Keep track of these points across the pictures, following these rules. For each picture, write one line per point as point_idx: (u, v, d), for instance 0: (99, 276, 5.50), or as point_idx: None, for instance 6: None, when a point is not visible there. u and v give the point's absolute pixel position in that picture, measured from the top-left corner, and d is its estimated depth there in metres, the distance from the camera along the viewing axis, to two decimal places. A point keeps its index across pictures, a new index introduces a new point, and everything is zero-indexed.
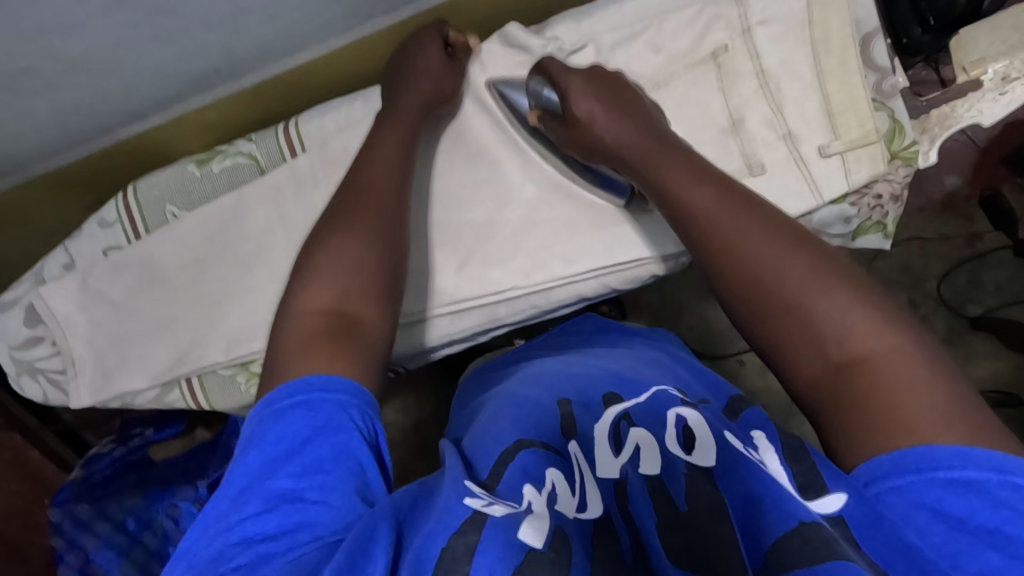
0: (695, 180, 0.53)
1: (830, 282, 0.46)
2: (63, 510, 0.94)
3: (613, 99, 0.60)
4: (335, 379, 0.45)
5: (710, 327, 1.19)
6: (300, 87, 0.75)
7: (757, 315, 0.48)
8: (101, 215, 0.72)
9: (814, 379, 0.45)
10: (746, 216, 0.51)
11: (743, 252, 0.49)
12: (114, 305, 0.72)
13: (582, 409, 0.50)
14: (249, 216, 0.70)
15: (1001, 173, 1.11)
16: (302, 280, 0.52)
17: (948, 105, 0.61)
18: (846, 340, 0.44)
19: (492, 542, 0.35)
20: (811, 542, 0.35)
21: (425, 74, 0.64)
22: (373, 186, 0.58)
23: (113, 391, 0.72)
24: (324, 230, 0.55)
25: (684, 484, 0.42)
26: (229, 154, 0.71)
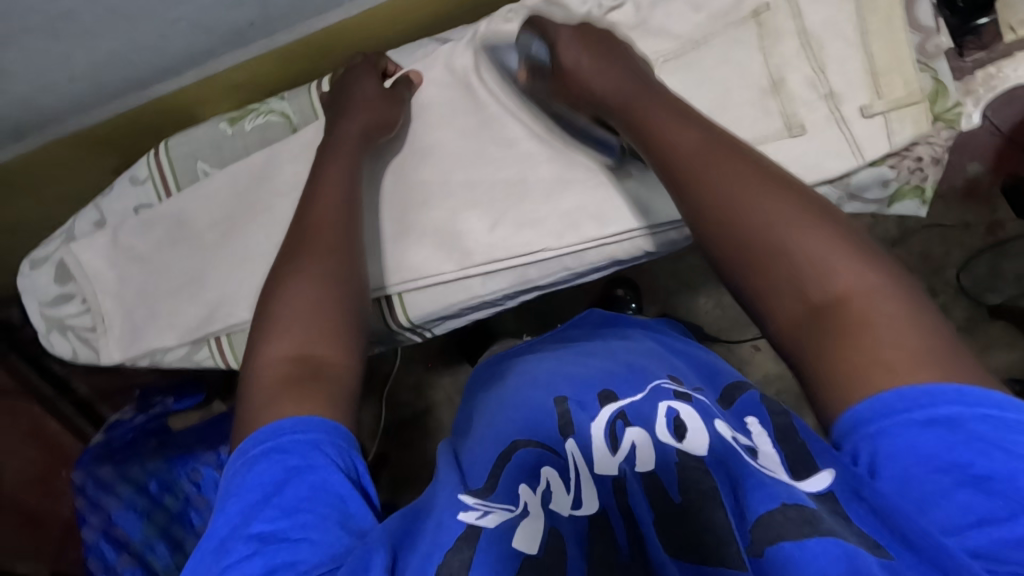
0: (681, 126, 0.50)
1: (818, 226, 0.42)
2: (86, 472, 0.95)
3: (598, 49, 0.59)
4: (312, 418, 0.43)
5: (727, 311, 1.18)
6: (331, 46, 0.75)
7: (733, 256, 0.44)
8: (133, 172, 0.72)
9: (793, 319, 0.41)
10: (733, 159, 0.47)
11: (729, 194, 0.45)
12: (145, 262, 0.72)
13: (579, 409, 0.49)
14: (280, 171, 0.70)
15: None
16: (262, 331, 0.49)
17: (994, 65, 0.60)
18: (823, 280, 0.40)
19: (485, 556, 0.38)
20: (795, 518, 0.35)
21: (381, 111, 0.65)
22: (323, 217, 0.56)
23: (143, 347, 0.72)
24: (274, 280, 0.52)
25: (675, 473, 0.42)
26: (262, 112, 0.71)
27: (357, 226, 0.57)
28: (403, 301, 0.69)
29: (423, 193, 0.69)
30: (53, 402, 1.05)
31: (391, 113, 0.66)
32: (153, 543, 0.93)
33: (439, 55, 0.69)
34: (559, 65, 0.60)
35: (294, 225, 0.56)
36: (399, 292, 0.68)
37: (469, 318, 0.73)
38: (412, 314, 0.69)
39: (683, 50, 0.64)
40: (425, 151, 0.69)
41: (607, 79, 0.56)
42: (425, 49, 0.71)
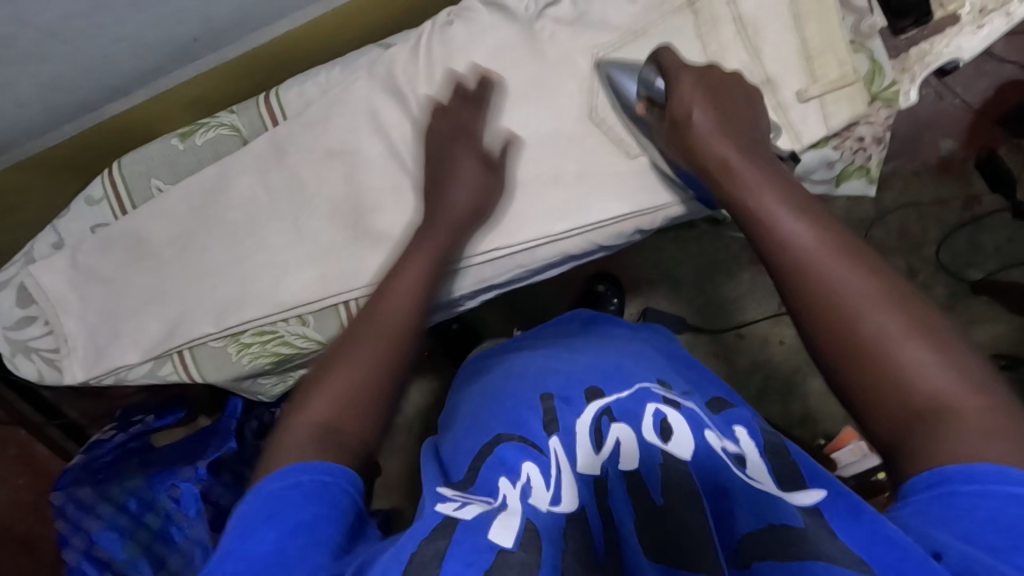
0: (795, 214, 0.47)
1: (929, 333, 0.39)
2: (65, 493, 0.95)
3: (722, 111, 0.55)
4: (326, 462, 0.41)
5: (709, 301, 1.19)
6: (279, 57, 0.75)
7: (828, 347, 0.42)
8: (87, 192, 0.73)
9: (887, 420, 0.38)
10: (849, 256, 0.43)
11: (842, 288, 0.42)
12: (105, 281, 0.73)
13: (562, 405, 0.50)
14: (235, 184, 0.70)
15: (996, 134, 1.10)
16: (308, 391, 0.47)
17: (927, 42, 0.60)
18: (927, 386, 0.37)
19: (461, 546, 0.34)
20: (783, 537, 0.34)
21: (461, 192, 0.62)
22: (398, 304, 0.53)
23: (106, 366, 0.72)
24: (340, 348, 0.50)
25: (659, 476, 0.41)
26: (211, 126, 0.72)
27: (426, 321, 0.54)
28: (361, 306, 0.69)
29: (373, 199, 0.68)
30: (41, 427, 1.07)
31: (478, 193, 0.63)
32: (137, 561, 0.93)
33: (381, 58, 0.69)
34: (675, 110, 0.56)
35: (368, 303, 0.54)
36: (357, 297, 0.69)
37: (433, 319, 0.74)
38: None
39: (622, 42, 0.64)
40: (376, 156, 0.68)
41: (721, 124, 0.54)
42: (369, 56, 0.70)
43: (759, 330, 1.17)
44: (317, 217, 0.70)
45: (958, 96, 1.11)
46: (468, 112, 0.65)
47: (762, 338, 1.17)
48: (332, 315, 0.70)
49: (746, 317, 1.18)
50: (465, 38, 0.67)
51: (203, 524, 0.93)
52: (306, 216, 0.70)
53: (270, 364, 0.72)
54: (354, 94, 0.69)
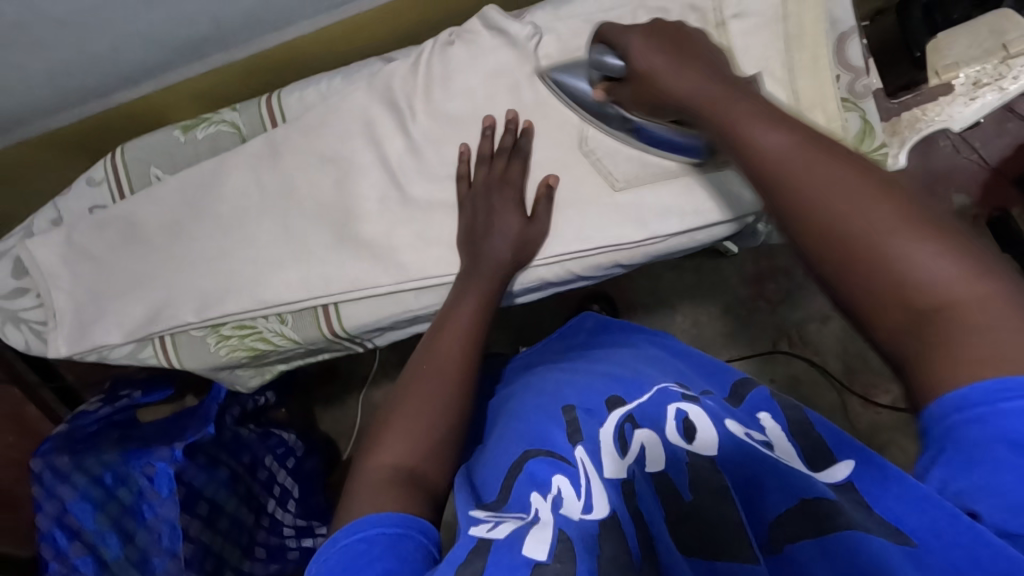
0: (765, 124, 0.43)
1: (921, 224, 0.37)
2: (45, 460, 0.97)
3: (671, 36, 0.54)
4: (393, 513, 0.44)
5: (703, 333, 1.19)
6: (287, 61, 0.77)
7: (829, 260, 0.38)
8: (89, 174, 0.75)
9: (899, 328, 0.36)
10: (826, 154, 0.40)
11: (827, 196, 0.39)
12: (98, 261, 0.75)
13: (585, 415, 0.52)
14: (229, 178, 0.72)
15: (1012, 194, 1.08)
16: (376, 437, 0.52)
17: (919, 108, 0.60)
18: (926, 277, 0.35)
19: (497, 567, 0.36)
20: (816, 514, 0.37)
21: (502, 245, 0.63)
22: (449, 353, 0.58)
23: (89, 344, 0.74)
24: (396, 395, 0.55)
25: (686, 474, 0.43)
26: (213, 121, 0.74)
27: (477, 358, 0.59)
28: (338, 311, 0.71)
29: (361, 206, 0.70)
30: (36, 388, 1.13)
31: (519, 239, 0.64)
32: (105, 534, 0.95)
33: (382, 71, 0.70)
34: (634, 65, 0.55)
35: (419, 349, 0.59)
36: (335, 302, 0.70)
37: (409, 329, 0.74)
38: (347, 325, 0.71)
39: None
40: (367, 165, 0.70)
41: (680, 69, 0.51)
42: (371, 68, 0.72)
43: (748, 366, 1.17)
44: (306, 219, 0.71)
45: (976, 152, 1.09)
46: (502, 163, 0.65)
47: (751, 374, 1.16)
48: (309, 316, 0.71)
49: (737, 352, 1.18)
50: (462, 61, 0.68)
51: (174, 504, 0.95)
52: (294, 217, 0.71)
53: (247, 358, 0.74)
54: (353, 103, 0.70)
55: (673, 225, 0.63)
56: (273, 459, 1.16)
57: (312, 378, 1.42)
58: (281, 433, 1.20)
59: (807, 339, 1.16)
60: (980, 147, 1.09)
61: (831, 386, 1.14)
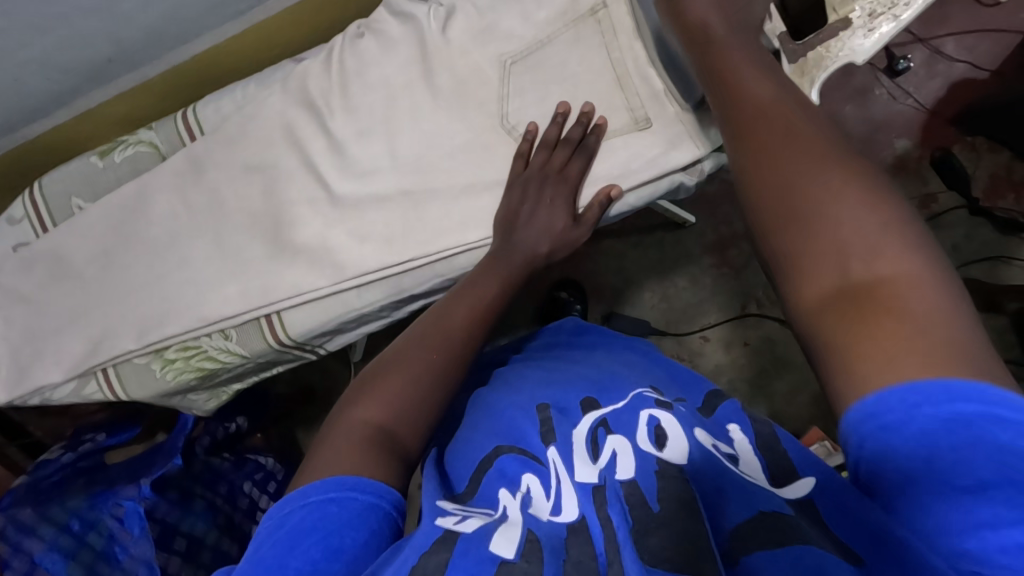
0: (761, 77, 0.42)
1: (869, 198, 0.33)
2: (6, 515, 0.94)
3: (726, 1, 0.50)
4: (368, 480, 0.41)
5: (672, 305, 1.19)
6: (202, 76, 0.76)
7: (756, 211, 0.36)
8: (10, 213, 0.74)
9: (822, 304, 0.31)
10: (806, 117, 0.38)
11: (784, 144, 0.37)
12: (28, 301, 0.73)
13: (559, 415, 0.49)
14: (155, 200, 0.71)
15: (950, 133, 1.10)
16: (362, 392, 0.50)
17: (822, 46, 0.60)
18: (854, 252, 0.31)
19: (462, 560, 0.34)
20: (771, 526, 0.33)
21: (536, 237, 0.62)
22: (458, 326, 0.56)
23: (30, 387, 0.72)
24: (391, 357, 0.53)
25: (655, 481, 0.38)
26: (130, 143, 0.73)
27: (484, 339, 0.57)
28: (282, 319, 0.69)
29: (292, 211, 0.69)
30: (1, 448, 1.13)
31: (550, 228, 0.63)
32: None
33: (294, 72, 0.70)
34: None
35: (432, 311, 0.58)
36: (277, 311, 0.69)
37: (359, 330, 0.74)
38: (292, 332, 0.69)
39: (530, 51, 0.65)
40: (293, 169, 0.69)
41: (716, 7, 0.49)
42: (283, 71, 0.71)
43: (721, 333, 1.17)
44: (239, 232, 0.70)
45: (911, 96, 1.11)
46: (564, 156, 0.63)
47: (724, 341, 1.17)
48: (253, 329, 0.70)
49: (709, 320, 1.18)
50: (373, 51, 0.68)
51: (148, 542, 0.92)
52: (226, 229, 0.70)
53: (197, 380, 0.72)
54: (271, 108, 0.70)
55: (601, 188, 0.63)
56: (252, 486, 1.14)
57: (288, 401, 1.40)
58: (257, 459, 1.19)
59: (775, 299, 1.17)
60: (911, 89, 1.11)
61: None
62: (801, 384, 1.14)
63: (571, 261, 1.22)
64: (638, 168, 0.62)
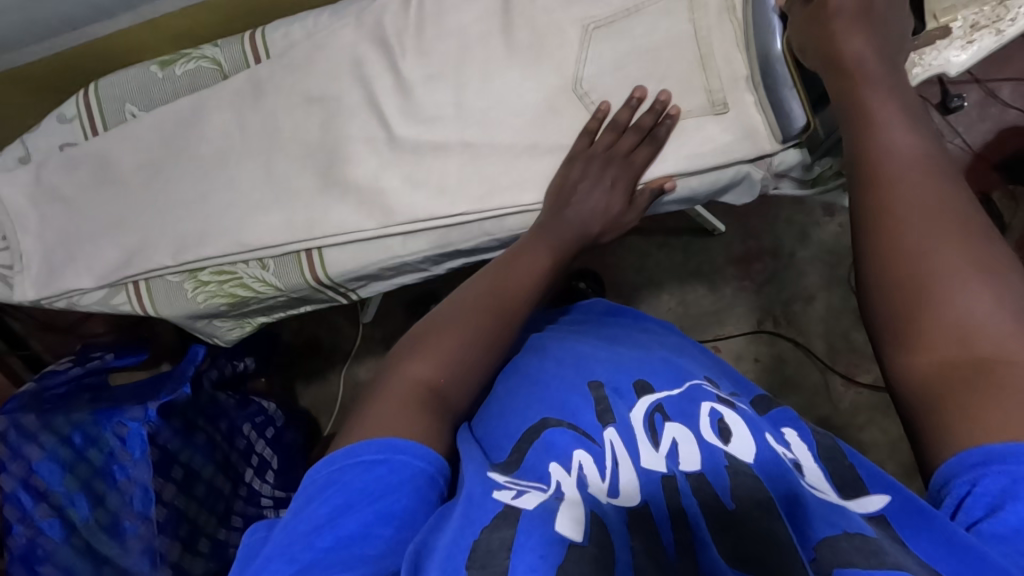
0: (904, 126, 0.43)
1: (987, 277, 0.37)
2: (10, 418, 0.92)
3: (871, 10, 0.50)
4: (413, 442, 0.40)
5: (690, 310, 1.18)
6: (276, 1, 0.75)
7: (880, 287, 0.40)
8: (60, 110, 0.72)
9: (934, 358, 0.37)
10: (940, 184, 0.41)
11: (914, 207, 0.40)
12: (67, 202, 0.72)
13: (615, 396, 0.48)
14: (209, 118, 0.70)
15: (994, 178, 1.08)
16: (412, 349, 0.49)
17: (916, 53, 0.58)
18: (972, 326, 0.36)
19: (528, 539, 0.34)
20: (861, 546, 0.33)
21: (591, 215, 0.62)
22: (514, 293, 0.54)
23: (58, 288, 0.71)
24: (439, 318, 0.52)
25: (727, 479, 0.39)
26: (193, 57, 0.71)
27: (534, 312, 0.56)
28: (322, 256, 0.68)
29: (347, 148, 0.67)
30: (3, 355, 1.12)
31: (605, 207, 0.62)
32: (74, 496, 0.92)
33: (370, 7, 0.68)
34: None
35: (483, 273, 0.57)
36: (319, 247, 0.68)
37: (393, 281, 0.73)
38: (331, 272, 0.68)
39: (615, 18, 0.64)
40: (355, 105, 0.68)
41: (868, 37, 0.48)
42: (359, 5, 0.70)
43: (733, 345, 1.16)
44: (288, 162, 0.69)
45: (959, 136, 1.09)
46: (632, 142, 0.62)
47: (736, 353, 1.16)
48: (292, 261, 0.69)
49: (724, 330, 1.17)
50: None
51: (147, 466, 0.91)
52: (277, 157, 0.69)
53: (226, 306, 0.71)
54: (341, 41, 0.68)
55: (665, 168, 0.63)
56: (251, 428, 1.13)
57: (292, 352, 1.39)
58: (259, 401, 1.17)
59: (793, 318, 1.15)
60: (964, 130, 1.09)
61: (815, 366, 1.14)
62: (804, 408, 1.13)
63: (596, 252, 1.21)
64: (707, 154, 0.61)
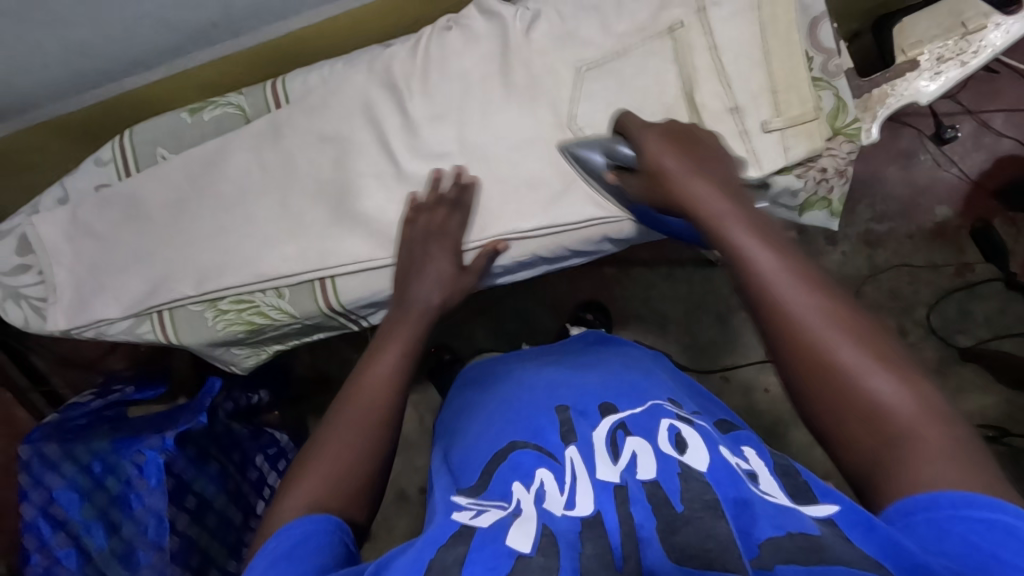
0: (758, 233, 0.46)
1: (882, 358, 0.40)
2: (33, 447, 0.97)
3: (676, 140, 0.56)
4: (316, 530, 0.43)
5: (697, 341, 1.20)
6: (294, 51, 0.82)
7: (811, 395, 0.41)
8: (97, 154, 0.78)
9: (868, 453, 0.39)
10: (806, 276, 0.44)
11: (808, 311, 0.42)
12: (100, 238, 0.77)
13: (579, 417, 0.52)
14: (231, 158, 0.75)
15: (992, 206, 1.11)
16: (289, 486, 0.47)
17: (888, 84, 0.65)
18: (896, 409, 0.38)
19: (480, 553, 0.36)
20: (805, 545, 0.33)
21: (433, 293, 0.64)
22: (377, 393, 0.54)
23: (88, 318, 0.75)
24: (310, 445, 0.51)
25: (679, 484, 0.40)
26: (220, 104, 0.77)
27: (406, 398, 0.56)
28: (335, 284, 0.72)
29: (358, 183, 0.72)
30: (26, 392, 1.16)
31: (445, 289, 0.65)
32: (90, 524, 0.94)
33: (381, 54, 0.74)
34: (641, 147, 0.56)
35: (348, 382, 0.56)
36: (332, 276, 0.72)
37: None
38: (344, 298, 0.72)
39: (605, 60, 0.69)
40: (366, 143, 0.73)
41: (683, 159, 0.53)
42: (370, 53, 0.75)
43: (742, 376, 1.18)
44: (304, 197, 0.74)
45: (955, 165, 1.12)
46: (449, 219, 0.68)
47: (745, 385, 1.17)
48: (306, 290, 0.73)
49: (732, 361, 1.19)
50: (455, 45, 0.72)
51: (162, 495, 0.94)
52: (293, 193, 0.74)
53: (244, 333, 0.75)
54: (353, 85, 0.74)
55: None
56: (263, 460, 1.15)
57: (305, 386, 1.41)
58: (273, 433, 1.20)
59: None
60: (959, 159, 1.12)
61: None
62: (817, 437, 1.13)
63: (599, 285, 1.24)
64: None
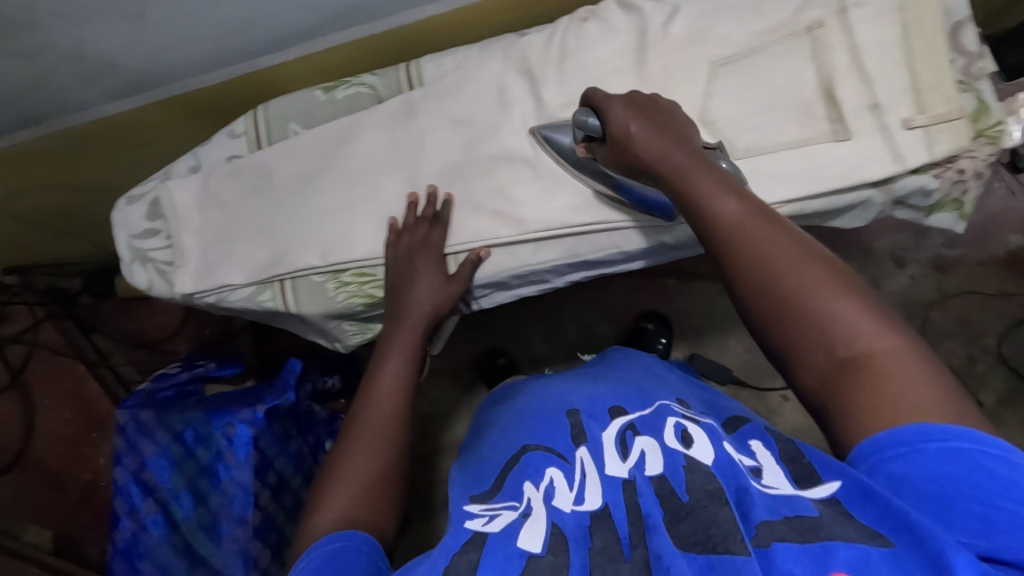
0: (721, 191, 0.50)
1: (840, 286, 0.43)
2: (130, 413, 0.99)
3: (650, 119, 0.59)
4: (343, 542, 0.46)
5: (758, 357, 1.19)
6: (422, 39, 0.85)
7: (768, 327, 0.45)
8: (231, 127, 0.81)
9: (820, 374, 0.42)
10: (769, 221, 0.47)
11: (773, 254, 0.45)
12: (228, 206, 0.80)
13: (589, 418, 0.51)
14: (363, 136, 0.77)
15: None
16: (312, 511, 0.52)
17: None
18: (853, 334, 0.41)
19: (492, 557, 0.37)
20: (799, 527, 0.35)
21: (423, 298, 0.71)
22: (383, 413, 0.60)
23: (211, 283, 0.78)
24: (331, 465, 0.56)
25: (683, 476, 0.40)
26: (353, 84, 0.80)
27: (406, 407, 0.62)
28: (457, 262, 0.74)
29: (486, 166, 0.74)
30: None
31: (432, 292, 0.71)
32: (179, 494, 0.95)
33: (516, 44, 0.76)
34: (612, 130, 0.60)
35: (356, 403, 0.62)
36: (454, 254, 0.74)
37: (517, 290, 0.78)
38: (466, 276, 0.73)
39: (740, 56, 0.70)
40: (496, 127, 0.75)
41: (657, 133, 0.57)
42: (505, 41, 0.78)
43: None
44: (431, 176, 0.76)
45: None
46: (425, 229, 0.72)
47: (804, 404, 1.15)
48: None
49: None
50: (589, 38, 0.75)
51: (248, 469, 0.94)
52: (420, 172, 0.76)
53: (363, 307, 0.76)
54: (488, 71, 0.76)
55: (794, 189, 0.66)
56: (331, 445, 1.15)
57: None
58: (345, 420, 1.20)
59: None
60: None
61: None
62: None
63: (661, 293, 1.23)
64: (830, 176, 0.66)
